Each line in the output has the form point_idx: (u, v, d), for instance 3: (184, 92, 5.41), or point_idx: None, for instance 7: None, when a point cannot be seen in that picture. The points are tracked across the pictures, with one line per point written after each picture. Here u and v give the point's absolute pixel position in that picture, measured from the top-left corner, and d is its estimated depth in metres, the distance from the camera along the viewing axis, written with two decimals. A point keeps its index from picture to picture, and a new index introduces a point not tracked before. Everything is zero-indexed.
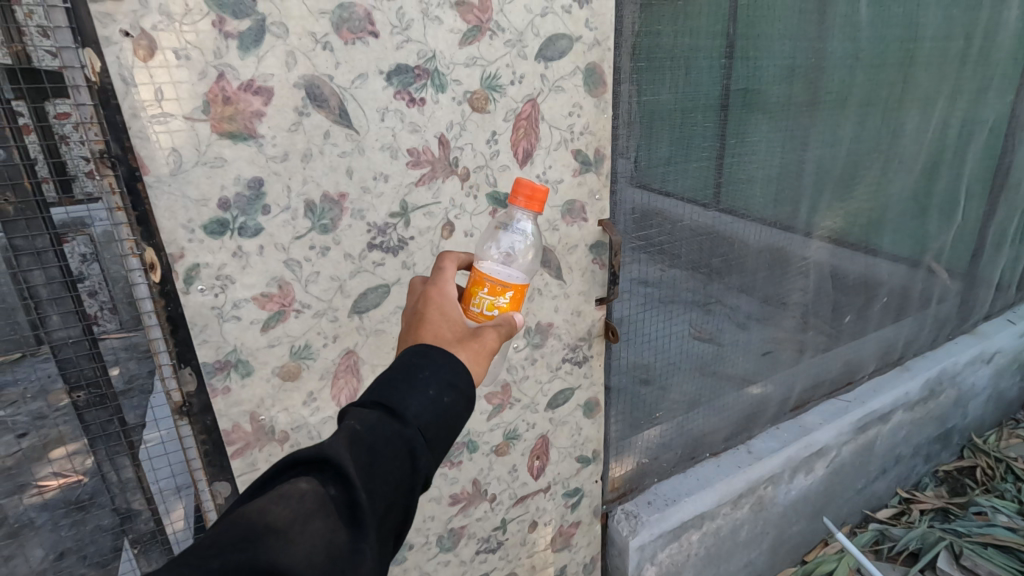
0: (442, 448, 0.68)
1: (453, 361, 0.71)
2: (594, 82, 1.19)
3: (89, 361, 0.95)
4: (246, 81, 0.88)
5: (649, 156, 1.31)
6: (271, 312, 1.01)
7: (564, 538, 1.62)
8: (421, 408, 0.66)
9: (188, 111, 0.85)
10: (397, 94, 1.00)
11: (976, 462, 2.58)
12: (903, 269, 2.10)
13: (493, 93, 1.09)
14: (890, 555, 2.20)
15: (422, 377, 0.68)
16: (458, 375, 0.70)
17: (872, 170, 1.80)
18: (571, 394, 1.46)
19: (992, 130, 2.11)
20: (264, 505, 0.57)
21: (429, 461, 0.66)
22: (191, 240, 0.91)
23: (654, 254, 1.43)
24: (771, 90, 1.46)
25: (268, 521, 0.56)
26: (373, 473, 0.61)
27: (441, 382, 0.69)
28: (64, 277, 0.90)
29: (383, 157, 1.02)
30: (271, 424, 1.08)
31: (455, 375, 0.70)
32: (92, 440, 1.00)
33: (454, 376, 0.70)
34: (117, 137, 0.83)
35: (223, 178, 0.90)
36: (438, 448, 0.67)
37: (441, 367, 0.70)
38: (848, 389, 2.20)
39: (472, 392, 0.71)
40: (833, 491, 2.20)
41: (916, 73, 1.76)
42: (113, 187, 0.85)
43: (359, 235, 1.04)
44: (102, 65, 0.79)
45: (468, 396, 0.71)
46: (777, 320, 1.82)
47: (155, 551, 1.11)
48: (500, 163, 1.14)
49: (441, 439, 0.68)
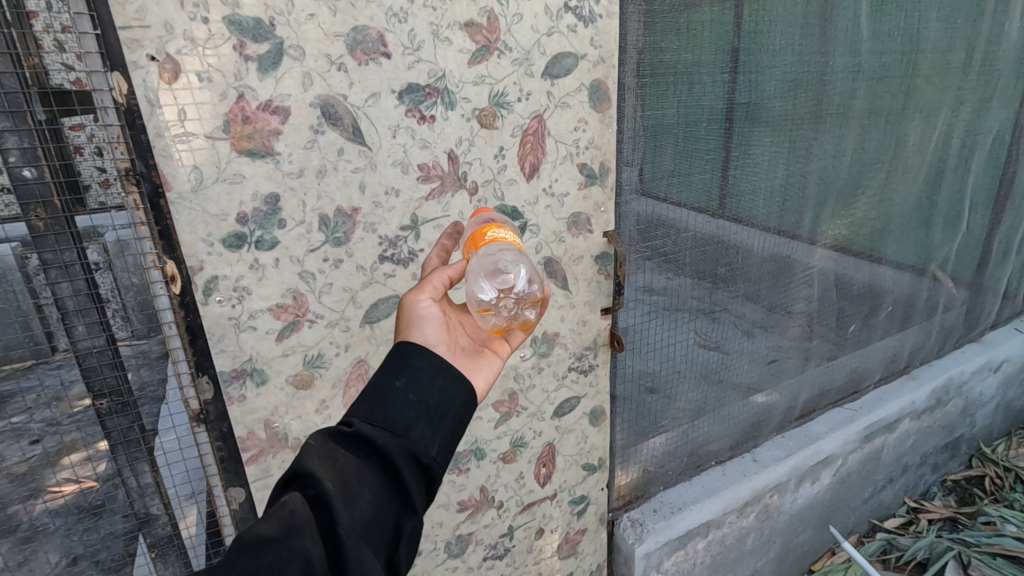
0: (420, 425, 0.74)
1: (409, 347, 0.80)
2: (598, 98, 1.22)
3: (112, 369, 0.99)
4: (264, 102, 0.92)
5: (654, 168, 1.33)
6: (286, 322, 1.04)
7: (570, 545, 1.64)
8: (374, 405, 0.74)
9: (209, 130, 0.89)
10: (408, 111, 1.03)
11: (985, 471, 2.57)
12: (908, 278, 2.11)
13: (501, 110, 1.12)
14: (897, 565, 2.20)
15: (374, 379, 0.77)
16: (410, 358, 0.78)
17: (875, 180, 1.82)
18: (576, 403, 1.48)
19: (996, 140, 2.12)
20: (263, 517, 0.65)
21: (396, 439, 0.72)
22: (209, 253, 0.94)
23: (659, 263, 1.45)
24: (774, 103, 1.48)
25: (252, 534, 0.62)
26: (338, 465, 0.70)
27: (393, 372, 0.77)
28: (89, 289, 0.94)
29: (395, 173, 1.05)
30: (285, 431, 1.11)
31: (406, 359, 0.78)
32: (114, 445, 1.03)
33: (405, 361, 0.78)
34: (141, 155, 0.86)
35: (241, 194, 0.94)
36: (409, 426, 0.73)
37: (392, 359, 0.78)
38: (853, 398, 2.21)
39: (435, 359, 0.79)
40: (839, 500, 2.20)
41: (917, 86, 1.78)
42: (137, 204, 0.88)
43: (370, 248, 1.07)
44: (129, 88, 0.83)
45: (427, 368, 0.77)
46: (782, 328, 1.84)
47: (172, 556, 1.13)
48: (507, 177, 1.17)
49: (412, 418, 0.74)
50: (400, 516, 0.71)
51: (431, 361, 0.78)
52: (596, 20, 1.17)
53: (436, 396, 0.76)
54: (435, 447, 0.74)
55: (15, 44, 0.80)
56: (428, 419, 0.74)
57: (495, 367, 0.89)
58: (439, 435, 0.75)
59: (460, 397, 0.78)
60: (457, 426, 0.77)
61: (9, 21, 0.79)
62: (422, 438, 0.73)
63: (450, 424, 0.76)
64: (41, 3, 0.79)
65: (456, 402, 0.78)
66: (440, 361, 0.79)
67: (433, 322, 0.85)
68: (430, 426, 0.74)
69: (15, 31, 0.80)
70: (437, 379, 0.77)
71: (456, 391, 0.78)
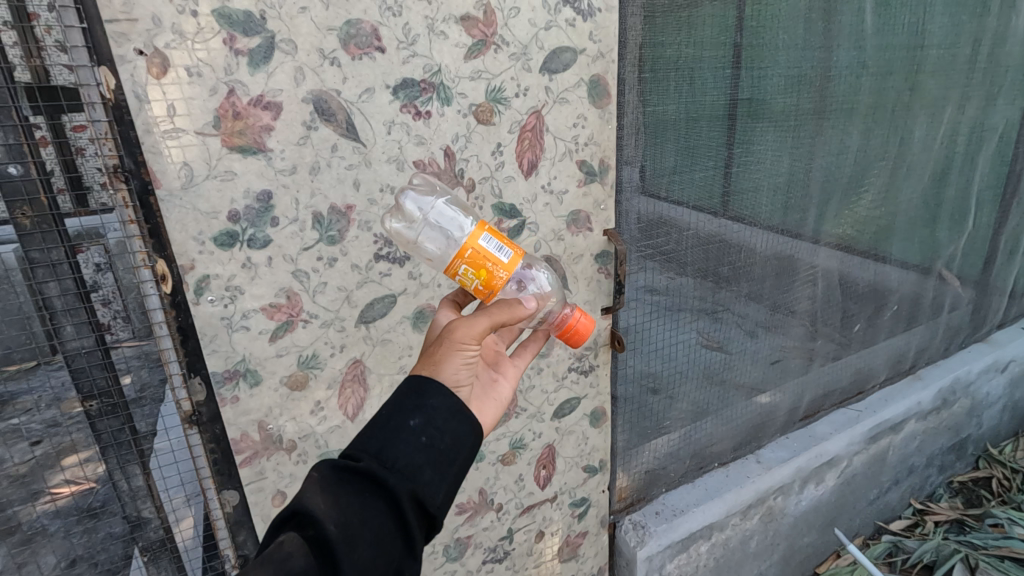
0: (429, 472, 0.72)
1: (426, 384, 0.77)
2: (598, 93, 1.20)
3: (102, 371, 0.97)
4: (255, 97, 0.90)
5: (656, 163, 1.31)
6: (280, 322, 1.02)
7: (570, 548, 1.61)
8: (385, 443, 0.71)
9: (199, 126, 0.88)
10: (403, 107, 1.01)
11: (992, 473, 2.54)
12: (913, 277, 2.07)
13: (498, 106, 1.10)
14: (904, 568, 2.16)
15: (386, 413, 0.74)
16: (427, 396, 0.75)
17: (879, 178, 1.79)
18: (577, 404, 1.46)
19: (1003, 137, 2.09)
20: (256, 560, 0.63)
21: (405, 483, 0.70)
22: (201, 251, 0.93)
23: (662, 262, 1.43)
24: (777, 99, 1.45)
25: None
26: (340, 505, 0.67)
27: (408, 408, 0.74)
28: (77, 289, 0.92)
29: (390, 169, 1.03)
30: (279, 433, 1.09)
31: (421, 398, 0.75)
32: (104, 448, 1.01)
33: (421, 400, 0.75)
34: (130, 152, 0.85)
35: (233, 191, 0.92)
36: (418, 471, 0.71)
37: (407, 393, 0.76)
38: (858, 399, 2.17)
39: (452, 401, 0.76)
40: (844, 502, 2.17)
41: (923, 82, 1.75)
42: (126, 200, 0.87)
43: (366, 246, 1.05)
44: (117, 83, 0.81)
45: (442, 410, 0.75)
46: (786, 328, 1.81)
47: (165, 560, 1.10)
48: (505, 174, 1.15)
49: (422, 463, 0.71)
50: (401, 562, 0.69)
51: (448, 403, 0.76)
52: (595, 14, 1.15)
53: (448, 441, 0.75)
54: (441, 496, 0.72)
55: (13, 44, 0.79)
56: (437, 467, 0.72)
57: (504, 400, 0.90)
58: (446, 483, 0.73)
59: (469, 441, 0.77)
60: (461, 473, 0.75)
61: (9, 21, 0.77)
62: (428, 484, 0.71)
63: (457, 471, 0.75)
64: (42, 2, 0.78)
65: (466, 447, 0.77)
66: (457, 404, 0.77)
67: (464, 367, 0.80)
68: (438, 474, 0.72)
69: (14, 33, 0.79)
70: (451, 423, 0.75)
71: (466, 435, 0.77)
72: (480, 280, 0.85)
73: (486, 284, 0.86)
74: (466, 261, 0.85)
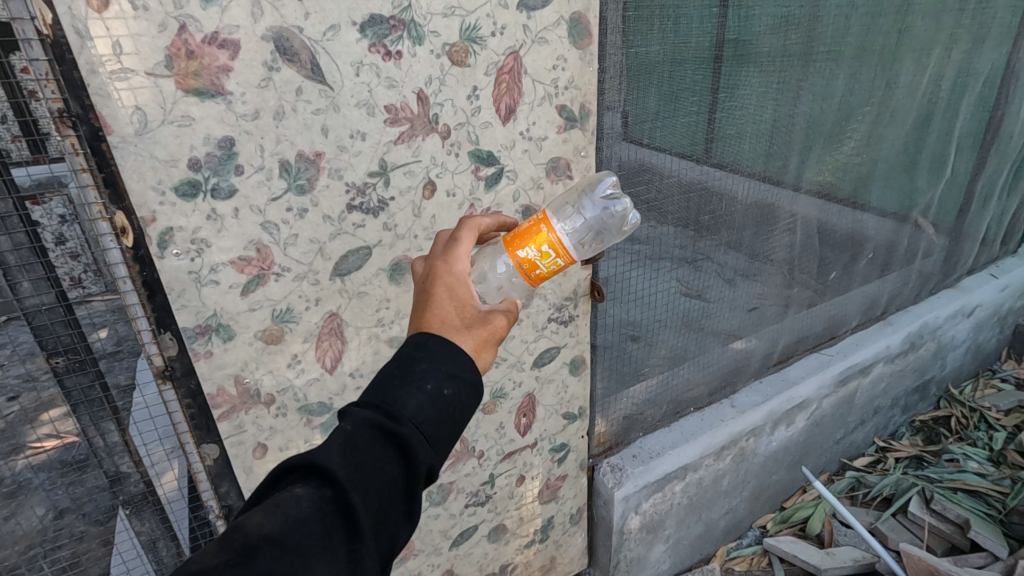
0: (445, 444, 0.72)
1: (456, 351, 0.75)
2: (578, 33, 1.14)
3: (66, 328, 0.95)
4: (210, 34, 0.84)
5: (638, 108, 1.27)
6: (251, 276, 0.99)
7: (550, 491, 1.67)
8: (419, 408, 0.70)
9: (150, 66, 0.81)
10: (371, 46, 0.95)
11: (951, 412, 2.67)
12: (890, 224, 2.09)
13: (473, 46, 1.04)
14: (864, 501, 2.30)
15: (421, 373, 0.72)
16: (458, 366, 0.74)
17: (863, 124, 1.77)
18: (557, 353, 1.47)
19: (987, 82, 2.07)
20: (264, 516, 0.61)
21: (429, 456, 0.69)
22: (161, 203, 0.88)
23: (643, 212, 1.40)
24: (764, 40, 1.40)
25: (260, 535, 0.60)
26: (363, 468, 0.65)
27: (442, 375, 0.73)
28: (31, 243, 0.88)
29: (360, 114, 0.98)
30: (256, 387, 1.08)
31: (456, 367, 0.74)
32: (75, 405, 0.99)
33: (455, 369, 0.74)
34: (75, 95, 0.80)
35: (191, 137, 0.87)
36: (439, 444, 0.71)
37: (441, 358, 0.74)
38: (830, 343, 2.24)
39: (475, 377, 0.76)
40: (812, 441, 2.27)
41: (912, 24, 1.71)
42: (75, 148, 0.82)
43: (337, 196, 1.01)
44: (53, 17, 0.75)
45: (468, 384, 0.75)
46: (763, 277, 1.83)
47: (147, 512, 1.12)
48: (482, 120, 1.11)
49: (443, 436, 0.71)
50: (399, 533, 0.69)
51: (474, 379, 0.75)
52: None
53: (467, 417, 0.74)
54: None
55: None
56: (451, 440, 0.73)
57: None
58: None
59: None
60: None
61: None
62: (440, 456, 0.72)
63: None
64: None
65: None
66: (478, 380, 0.76)
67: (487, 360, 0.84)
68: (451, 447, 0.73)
69: None
70: (472, 398, 0.75)
71: None
72: (544, 270, 0.91)
73: (538, 275, 0.91)
74: (562, 261, 0.90)
